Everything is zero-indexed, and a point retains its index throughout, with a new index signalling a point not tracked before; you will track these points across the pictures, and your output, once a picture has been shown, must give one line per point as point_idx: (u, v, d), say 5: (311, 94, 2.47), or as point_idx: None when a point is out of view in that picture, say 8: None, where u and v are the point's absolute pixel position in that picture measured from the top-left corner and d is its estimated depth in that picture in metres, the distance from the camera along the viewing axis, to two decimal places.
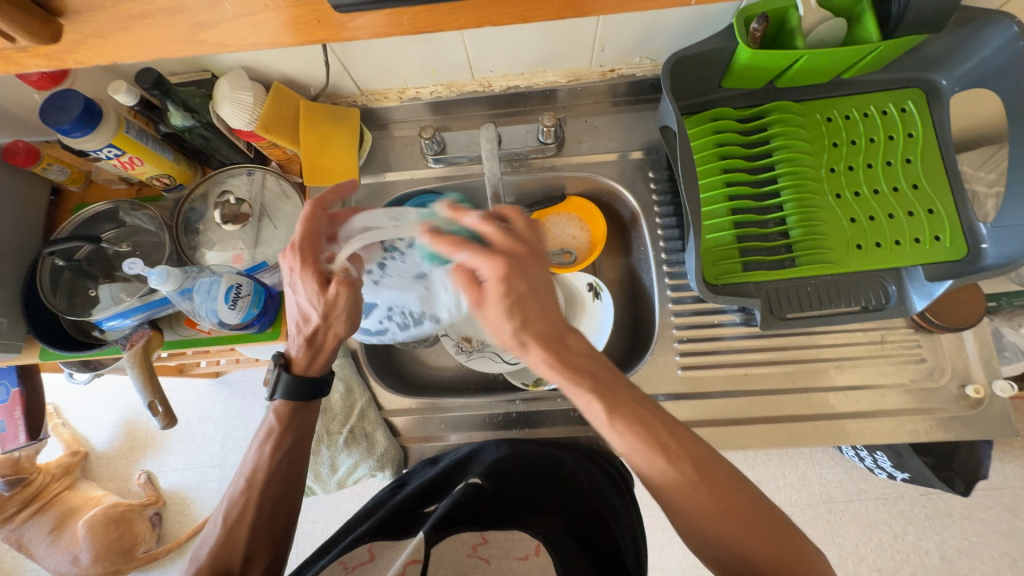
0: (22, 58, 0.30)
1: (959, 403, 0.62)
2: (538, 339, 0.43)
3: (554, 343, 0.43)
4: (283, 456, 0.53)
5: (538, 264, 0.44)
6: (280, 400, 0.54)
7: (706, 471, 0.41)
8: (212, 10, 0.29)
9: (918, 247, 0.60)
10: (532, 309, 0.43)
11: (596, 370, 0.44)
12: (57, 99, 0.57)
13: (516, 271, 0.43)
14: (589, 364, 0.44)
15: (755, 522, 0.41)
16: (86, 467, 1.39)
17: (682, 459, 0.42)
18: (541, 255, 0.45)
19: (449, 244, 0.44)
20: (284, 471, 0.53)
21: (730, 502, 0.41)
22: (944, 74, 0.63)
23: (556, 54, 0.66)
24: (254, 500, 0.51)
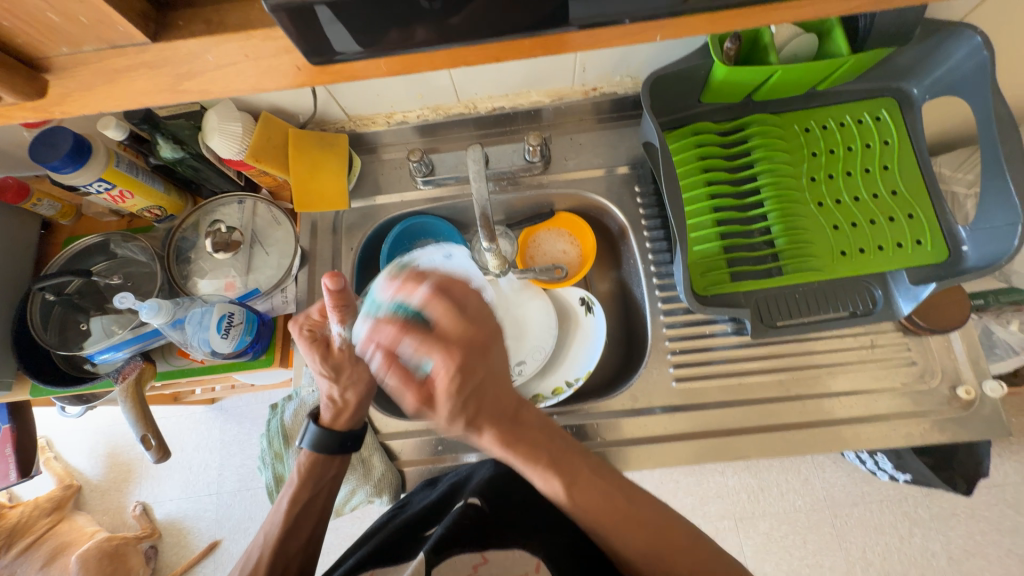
0: (7, 112, 0.28)
1: (951, 404, 0.63)
2: (490, 422, 0.45)
3: (501, 422, 0.46)
4: (300, 510, 0.56)
5: (482, 355, 0.43)
6: (308, 451, 0.57)
7: (610, 508, 0.47)
8: (196, 61, 0.28)
9: (900, 251, 0.62)
10: (484, 396, 0.44)
11: (546, 443, 0.48)
12: (47, 137, 0.58)
13: (471, 360, 0.42)
14: (541, 437, 0.48)
15: (659, 535, 0.47)
16: (79, 500, 1.37)
17: (591, 492, 0.47)
18: (480, 342, 0.43)
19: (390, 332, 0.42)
20: (304, 520, 0.57)
21: (634, 530, 0.46)
22: (915, 83, 0.65)
23: (538, 76, 0.68)
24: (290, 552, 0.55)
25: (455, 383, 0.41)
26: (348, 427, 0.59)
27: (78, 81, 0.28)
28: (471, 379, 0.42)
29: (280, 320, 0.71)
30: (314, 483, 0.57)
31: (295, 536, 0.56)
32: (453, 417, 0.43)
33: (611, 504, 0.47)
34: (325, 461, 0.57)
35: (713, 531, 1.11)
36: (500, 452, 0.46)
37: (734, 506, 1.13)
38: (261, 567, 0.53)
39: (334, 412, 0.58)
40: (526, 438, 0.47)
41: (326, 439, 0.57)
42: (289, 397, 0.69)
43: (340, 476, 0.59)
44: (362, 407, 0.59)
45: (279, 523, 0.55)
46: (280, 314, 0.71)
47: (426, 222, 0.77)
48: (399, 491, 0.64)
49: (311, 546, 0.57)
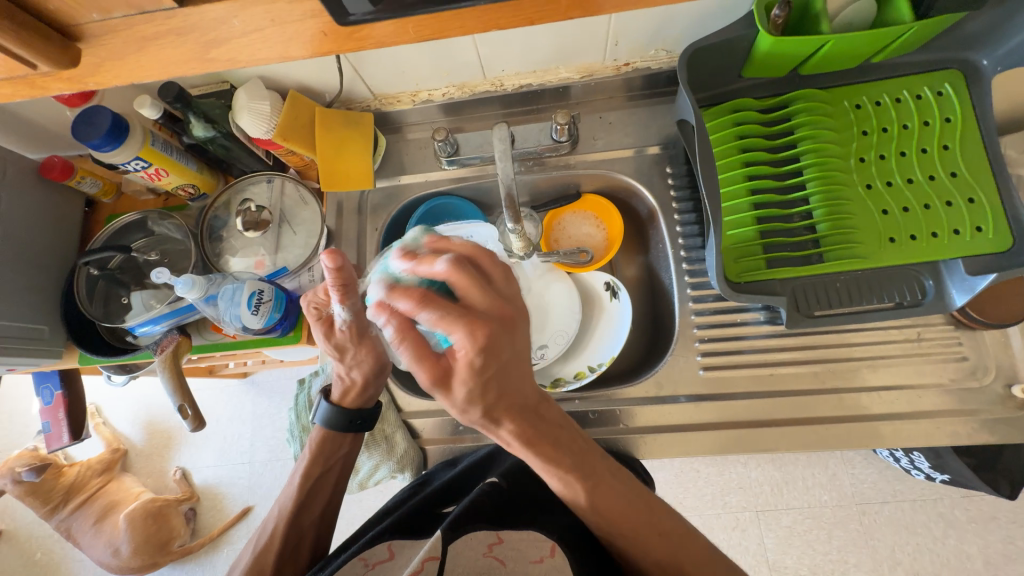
0: (46, 83, 0.29)
1: (1004, 403, 0.59)
2: (509, 415, 0.41)
3: (523, 416, 0.42)
4: (312, 484, 0.59)
5: (509, 330, 0.38)
6: (319, 429, 0.59)
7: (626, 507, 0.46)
8: (222, 28, 0.27)
9: (957, 238, 0.57)
10: (508, 389, 0.40)
11: (567, 438, 0.46)
12: (87, 115, 0.60)
13: (500, 336, 0.37)
14: (563, 434, 0.45)
15: (679, 544, 0.46)
16: (125, 463, 1.47)
17: (611, 496, 0.46)
18: (507, 316, 0.39)
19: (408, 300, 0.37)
20: (316, 493, 0.60)
21: (655, 538, 0.46)
22: (986, 53, 0.59)
23: (568, 50, 0.65)
24: (303, 521, 0.59)
25: (483, 356, 0.37)
26: (359, 405, 0.60)
27: (110, 50, 0.28)
28: (499, 360, 0.38)
29: None
30: (325, 459, 0.60)
31: (308, 509, 0.59)
32: (468, 406, 0.39)
33: (633, 508, 0.47)
34: (335, 440, 0.60)
35: (733, 522, 1.10)
36: (519, 446, 0.43)
37: (756, 499, 1.11)
38: (275, 535, 0.57)
39: (345, 390, 0.60)
40: (548, 436, 0.44)
41: (336, 418, 0.59)
42: (316, 372, 0.71)
43: (350, 457, 0.62)
44: (371, 387, 0.60)
45: (292, 497, 0.59)
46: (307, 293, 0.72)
47: (454, 202, 0.77)
48: (420, 469, 0.65)
49: (325, 519, 0.61)
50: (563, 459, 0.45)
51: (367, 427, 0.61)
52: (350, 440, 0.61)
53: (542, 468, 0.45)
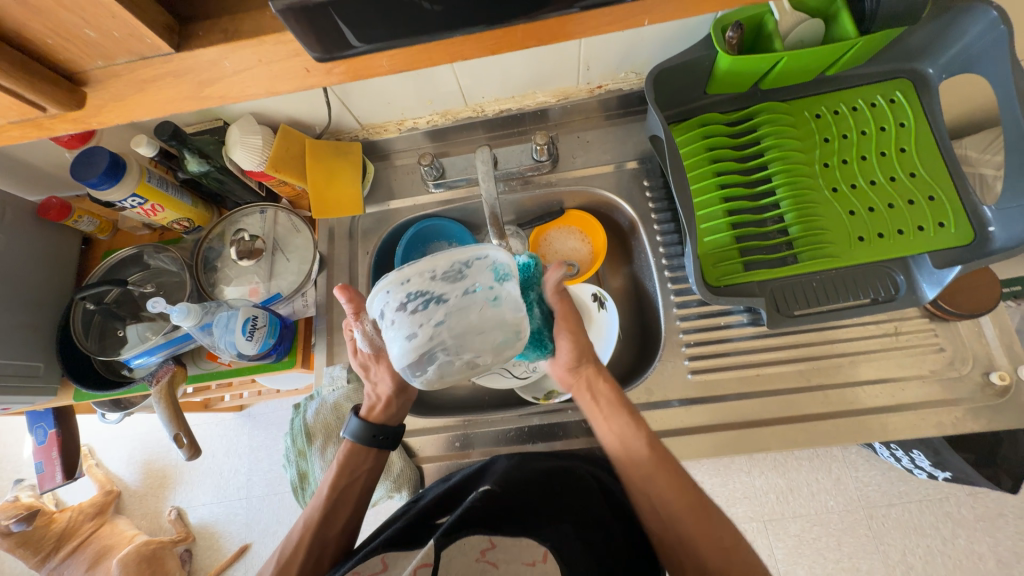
0: (51, 124, 0.31)
1: (985, 391, 0.60)
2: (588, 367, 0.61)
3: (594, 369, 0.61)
4: (339, 495, 0.58)
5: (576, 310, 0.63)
6: (348, 440, 0.60)
7: (678, 480, 0.54)
8: (213, 68, 0.30)
9: (922, 234, 0.60)
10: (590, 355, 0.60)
11: (626, 404, 0.59)
12: (86, 156, 0.62)
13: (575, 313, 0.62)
14: (621, 402, 0.59)
15: (696, 507, 0.53)
16: (119, 505, 1.43)
17: (663, 476, 0.54)
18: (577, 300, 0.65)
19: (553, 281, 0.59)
20: (341, 506, 0.58)
21: (683, 497, 0.54)
22: (930, 62, 0.63)
23: (543, 76, 0.69)
24: (328, 535, 0.57)
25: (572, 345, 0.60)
26: (390, 425, 0.61)
27: (112, 92, 0.30)
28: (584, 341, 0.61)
29: (302, 323, 0.74)
30: (350, 472, 0.59)
31: (333, 521, 0.57)
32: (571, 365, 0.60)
33: (670, 470, 0.55)
34: (362, 453, 0.60)
35: (741, 533, 1.08)
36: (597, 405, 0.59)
37: (762, 508, 1.09)
38: (300, 548, 0.55)
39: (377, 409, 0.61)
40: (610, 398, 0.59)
41: (362, 432, 0.59)
42: (310, 396, 0.71)
43: (376, 468, 0.61)
44: (396, 405, 0.61)
45: (319, 508, 0.57)
46: (301, 317, 0.74)
47: (442, 224, 0.79)
48: (418, 486, 0.66)
49: (349, 533, 0.59)
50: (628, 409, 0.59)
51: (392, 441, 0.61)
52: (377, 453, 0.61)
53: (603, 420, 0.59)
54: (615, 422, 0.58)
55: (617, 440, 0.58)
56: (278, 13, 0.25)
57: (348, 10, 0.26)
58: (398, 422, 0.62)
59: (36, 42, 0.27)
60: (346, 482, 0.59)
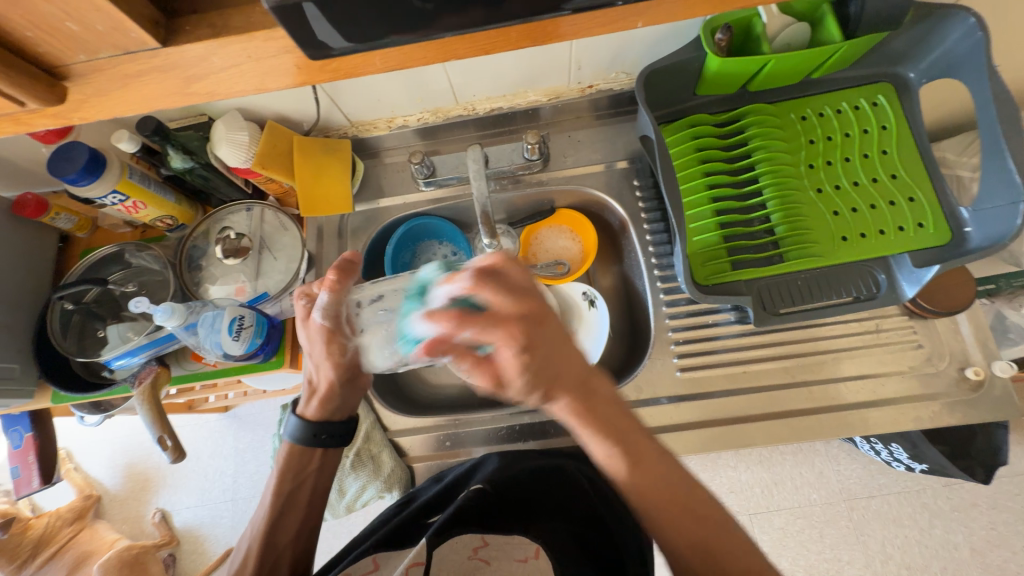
0: (30, 119, 0.30)
1: (960, 386, 0.62)
2: (563, 390, 0.44)
3: (576, 392, 0.44)
4: (285, 500, 0.55)
5: (543, 322, 0.44)
6: (288, 442, 0.56)
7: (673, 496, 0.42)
8: (202, 64, 0.29)
9: (902, 234, 0.62)
10: (553, 368, 0.44)
11: (619, 417, 0.44)
12: (64, 151, 0.61)
13: (532, 332, 0.43)
14: (614, 414, 0.45)
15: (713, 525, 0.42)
16: (99, 509, 1.39)
17: (649, 468, 0.43)
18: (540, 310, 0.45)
19: (447, 319, 0.44)
20: (291, 509, 0.55)
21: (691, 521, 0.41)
22: (911, 67, 0.65)
23: (534, 75, 0.69)
24: (278, 541, 0.54)
25: (524, 360, 0.43)
26: (334, 418, 0.57)
27: (95, 87, 0.29)
28: (540, 350, 0.43)
29: (290, 322, 0.73)
30: (296, 475, 0.56)
31: (282, 529, 0.55)
32: (528, 391, 0.44)
33: (670, 487, 0.42)
34: (303, 454, 0.56)
35: None
36: (573, 423, 0.44)
37: (748, 502, 1.12)
38: (250, 557, 0.53)
39: (317, 403, 0.56)
40: (602, 416, 0.44)
41: (302, 430, 0.55)
42: None
43: (323, 471, 0.57)
44: (340, 398, 0.56)
45: (265, 516, 0.54)
46: (289, 317, 0.72)
47: (433, 222, 0.78)
48: (409, 486, 0.66)
49: (304, 540, 0.56)
50: (615, 423, 0.44)
51: (339, 439, 0.57)
52: (325, 452, 0.57)
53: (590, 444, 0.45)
54: (596, 443, 0.44)
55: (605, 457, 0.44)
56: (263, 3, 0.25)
57: (341, 6, 0.25)
58: (344, 416, 0.58)
59: (16, 34, 0.26)
60: (294, 485, 0.55)
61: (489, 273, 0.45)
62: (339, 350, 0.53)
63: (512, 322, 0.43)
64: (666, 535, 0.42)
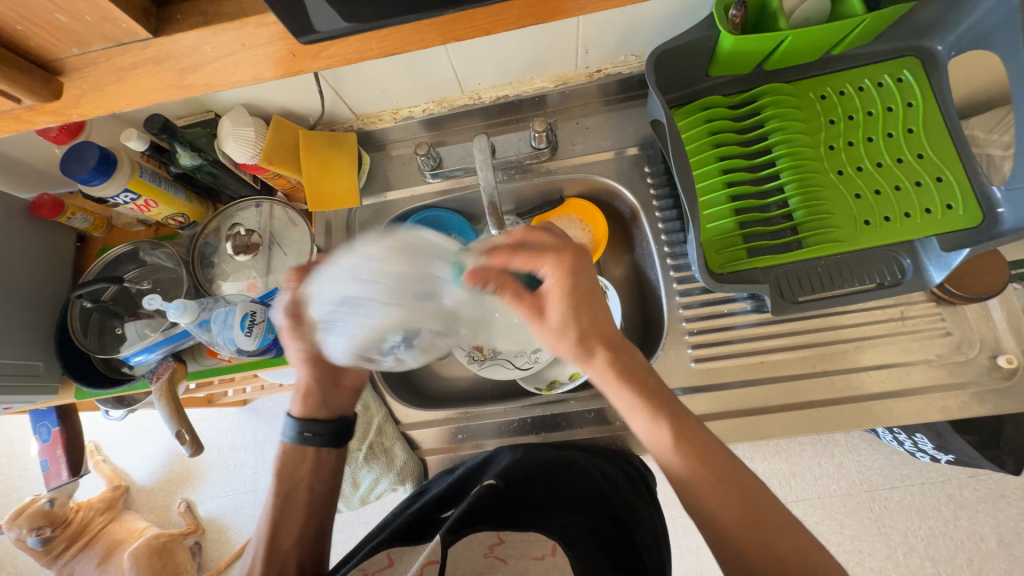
0: (31, 117, 0.30)
1: (992, 375, 0.59)
2: (599, 343, 0.49)
3: (613, 347, 0.49)
4: (284, 500, 0.54)
5: (580, 270, 0.48)
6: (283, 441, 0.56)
7: (716, 476, 0.44)
8: (196, 55, 0.28)
9: (929, 217, 0.59)
10: (594, 318, 0.49)
11: (660, 391, 0.49)
12: (76, 151, 0.61)
13: (582, 272, 0.48)
14: (654, 384, 0.49)
15: (751, 500, 0.43)
16: (127, 500, 1.45)
17: (697, 443, 0.46)
18: (580, 261, 0.48)
19: (485, 275, 0.48)
20: (293, 510, 0.55)
21: (732, 501, 0.43)
22: (939, 40, 0.61)
23: (541, 61, 0.67)
24: (284, 543, 0.53)
25: (563, 298, 0.48)
26: (321, 415, 0.58)
27: (90, 83, 0.29)
28: (583, 295, 0.48)
29: None
30: (292, 474, 0.56)
31: (284, 532, 0.54)
32: (563, 331, 0.49)
33: (711, 465, 0.44)
34: (295, 451, 0.56)
35: None
36: (610, 379, 0.49)
37: None
38: (257, 562, 0.52)
39: (302, 399, 0.57)
40: (633, 367, 0.49)
41: (295, 426, 0.56)
42: None
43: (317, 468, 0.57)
44: (327, 393, 0.57)
45: (267, 517, 0.54)
46: None
47: (441, 215, 0.78)
48: (421, 478, 0.66)
49: (308, 540, 0.55)
50: (656, 397, 0.48)
51: (327, 437, 0.57)
52: (319, 450, 0.57)
53: (630, 410, 0.48)
54: (634, 408, 0.48)
55: (648, 433, 0.47)
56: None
57: None
58: (330, 414, 0.58)
59: (7, 28, 0.26)
60: (290, 485, 0.55)
61: (535, 245, 0.48)
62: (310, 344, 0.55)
63: (529, 268, 0.47)
64: (705, 510, 0.44)
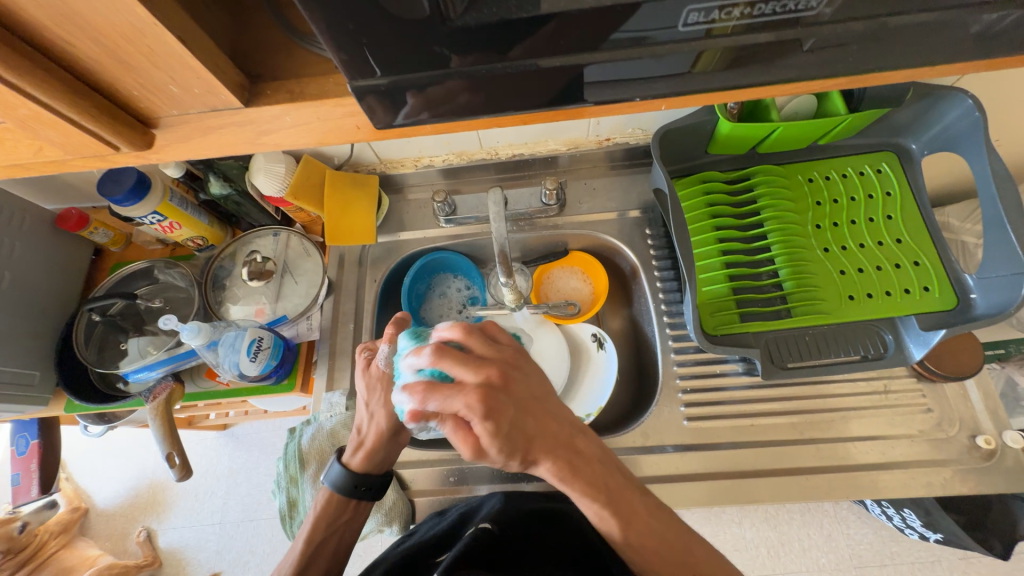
0: (112, 158, 0.33)
1: (971, 454, 0.61)
2: (545, 452, 0.45)
3: (558, 453, 0.45)
4: (313, 549, 0.56)
5: (518, 372, 0.46)
6: (328, 489, 0.57)
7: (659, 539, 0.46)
8: (272, 120, 0.31)
9: (909, 297, 0.63)
10: (528, 429, 0.44)
11: (604, 474, 0.46)
12: (115, 173, 0.65)
13: (499, 390, 0.43)
14: (600, 469, 0.47)
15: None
16: (84, 524, 1.37)
17: (640, 523, 0.46)
18: (516, 359, 0.47)
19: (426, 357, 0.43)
20: (318, 558, 0.56)
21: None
22: (913, 139, 0.68)
23: (556, 127, 0.74)
24: None
25: (503, 417, 0.43)
26: (376, 473, 0.57)
27: (174, 134, 0.32)
28: (506, 412, 0.43)
29: (306, 345, 0.75)
30: (330, 523, 0.57)
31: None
32: (508, 457, 0.43)
33: (663, 540, 0.46)
34: (339, 505, 0.57)
35: None
36: (557, 483, 0.45)
37: (753, 563, 1.07)
38: None
39: (363, 455, 0.57)
40: (584, 469, 0.46)
41: (344, 481, 0.56)
42: (307, 421, 0.71)
43: (353, 522, 0.58)
44: (384, 452, 0.56)
45: (293, 561, 0.55)
46: (304, 341, 0.75)
47: (447, 257, 0.81)
48: (409, 521, 0.65)
49: None
50: (591, 475, 0.46)
51: (375, 493, 0.58)
52: (360, 504, 0.58)
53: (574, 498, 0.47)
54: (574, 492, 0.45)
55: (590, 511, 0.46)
56: (349, 87, 0.28)
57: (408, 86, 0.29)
58: (384, 470, 0.58)
59: (124, 93, 0.29)
60: (324, 535, 0.56)
61: (449, 344, 0.45)
62: (393, 399, 0.55)
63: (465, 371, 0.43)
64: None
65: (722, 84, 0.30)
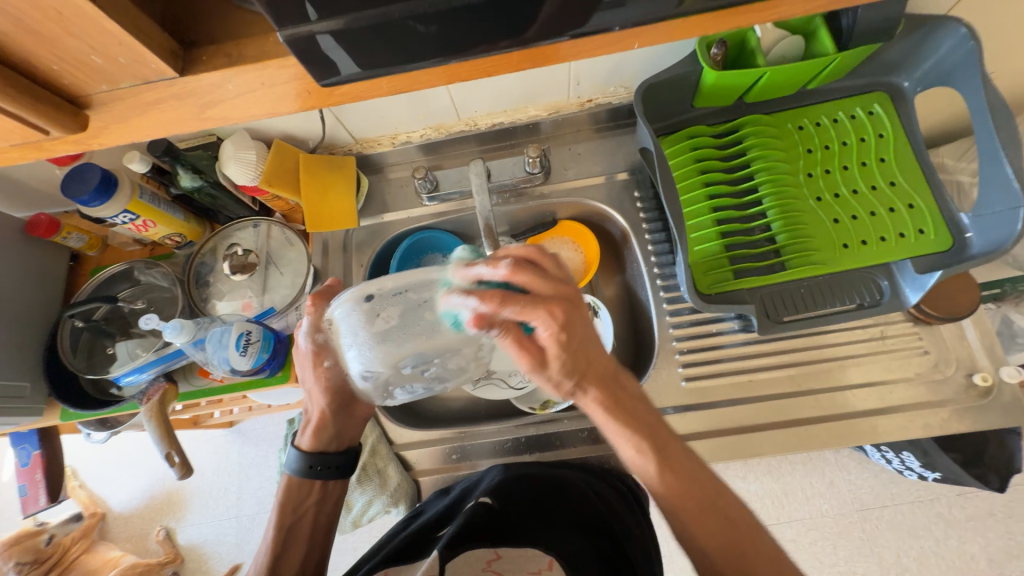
0: (52, 146, 0.31)
1: (968, 393, 0.62)
2: (595, 382, 0.46)
3: (606, 385, 0.46)
4: (285, 534, 0.54)
5: (577, 308, 0.43)
6: (287, 475, 0.56)
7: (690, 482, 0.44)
8: (216, 92, 0.29)
9: (903, 240, 0.62)
10: (586, 355, 0.45)
11: (647, 417, 0.46)
12: (78, 171, 0.62)
13: (572, 315, 0.43)
14: (640, 408, 0.47)
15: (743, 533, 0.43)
16: (103, 527, 1.39)
17: (676, 464, 0.45)
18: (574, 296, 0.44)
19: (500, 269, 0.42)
20: (294, 541, 0.55)
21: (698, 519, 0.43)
22: (905, 76, 0.66)
23: (535, 90, 0.71)
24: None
25: (560, 342, 0.42)
26: (332, 449, 0.58)
27: (114, 115, 0.30)
28: (577, 333, 0.43)
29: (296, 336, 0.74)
30: (297, 507, 0.56)
31: (285, 567, 0.53)
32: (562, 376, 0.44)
33: (694, 487, 0.44)
34: (301, 487, 0.56)
35: None
36: (602, 415, 0.46)
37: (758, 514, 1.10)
38: None
39: (312, 433, 0.57)
40: (628, 405, 0.46)
41: (300, 461, 0.56)
42: None
43: (323, 502, 0.58)
44: (334, 427, 0.56)
45: (265, 552, 0.54)
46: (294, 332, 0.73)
47: (436, 236, 0.79)
48: (414, 501, 0.66)
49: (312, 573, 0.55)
50: (635, 413, 0.46)
51: (336, 470, 0.57)
52: (326, 484, 0.57)
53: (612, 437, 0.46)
54: (619, 430, 0.45)
55: (629, 453, 0.45)
56: (277, 35, 0.26)
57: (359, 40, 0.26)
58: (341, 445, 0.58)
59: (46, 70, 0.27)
60: (294, 518, 0.55)
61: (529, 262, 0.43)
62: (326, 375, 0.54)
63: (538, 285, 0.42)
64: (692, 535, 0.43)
65: (698, 15, 0.28)
